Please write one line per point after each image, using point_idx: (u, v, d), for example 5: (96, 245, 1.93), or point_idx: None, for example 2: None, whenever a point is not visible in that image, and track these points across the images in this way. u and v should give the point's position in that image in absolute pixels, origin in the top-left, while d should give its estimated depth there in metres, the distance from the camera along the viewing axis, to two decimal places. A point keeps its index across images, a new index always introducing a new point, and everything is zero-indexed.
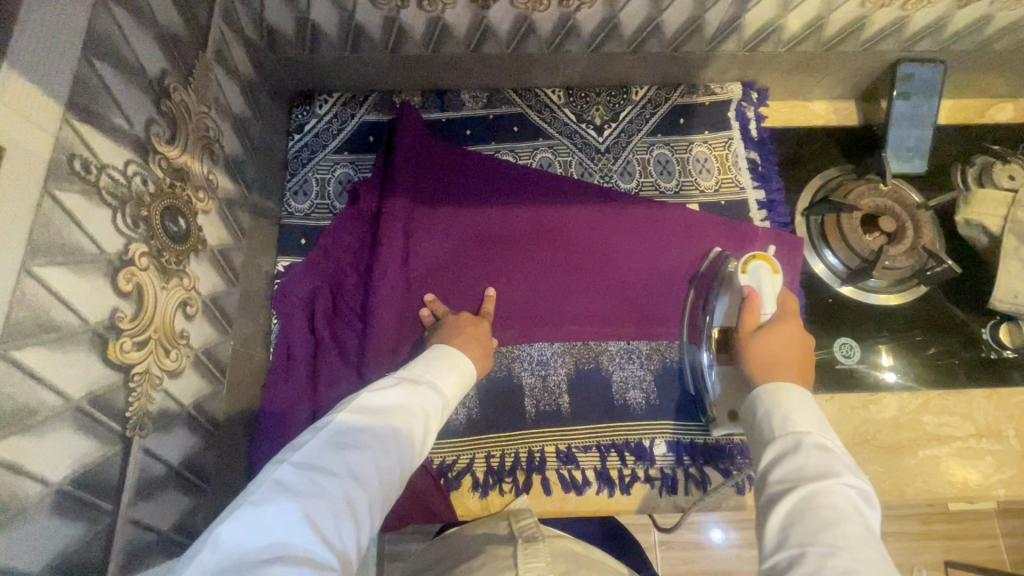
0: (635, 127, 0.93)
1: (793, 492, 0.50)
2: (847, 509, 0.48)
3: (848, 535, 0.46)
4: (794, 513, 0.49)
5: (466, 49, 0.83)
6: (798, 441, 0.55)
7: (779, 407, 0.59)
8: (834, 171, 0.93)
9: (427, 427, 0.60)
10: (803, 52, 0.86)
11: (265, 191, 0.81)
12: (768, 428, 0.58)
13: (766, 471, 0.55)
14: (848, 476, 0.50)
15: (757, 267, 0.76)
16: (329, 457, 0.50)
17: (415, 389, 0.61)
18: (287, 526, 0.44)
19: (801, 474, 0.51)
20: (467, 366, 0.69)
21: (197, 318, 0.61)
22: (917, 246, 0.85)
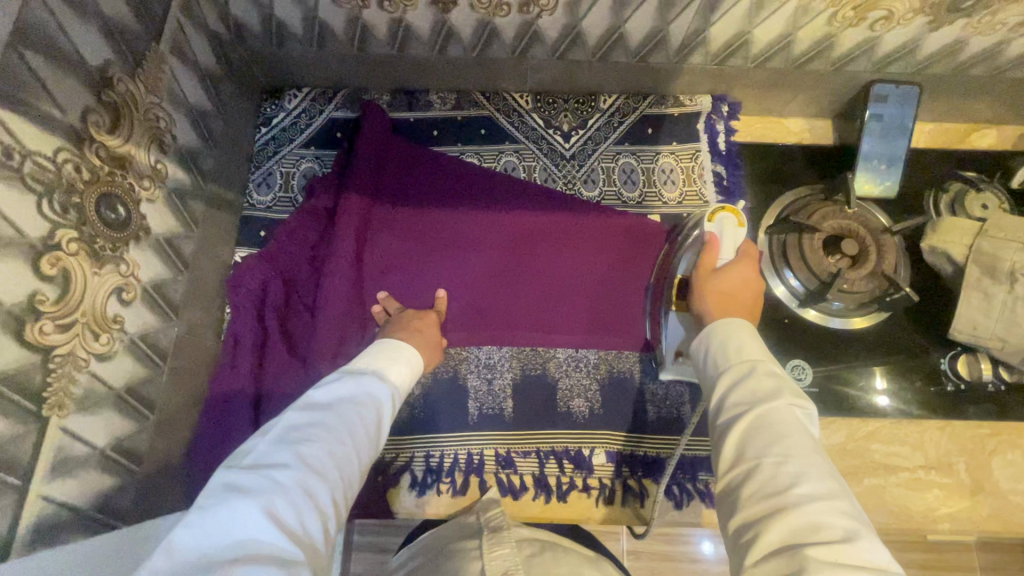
0: (602, 136, 0.93)
1: (746, 416, 0.50)
2: (796, 421, 0.49)
3: (798, 447, 0.47)
4: (747, 436, 0.50)
5: (431, 50, 0.83)
6: (753, 369, 0.54)
7: (733, 339, 0.58)
8: (800, 191, 0.92)
9: (379, 418, 0.61)
10: (772, 68, 0.84)
11: (226, 181, 0.83)
12: (720, 361, 0.57)
13: (720, 398, 0.55)
14: (793, 395, 0.51)
15: (724, 218, 0.74)
16: (280, 454, 0.50)
17: (362, 381, 0.62)
18: (246, 521, 0.43)
19: (753, 400, 0.51)
20: (412, 354, 0.70)
21: (135, 303, 0.63)
22: (878, 271, 0.83)
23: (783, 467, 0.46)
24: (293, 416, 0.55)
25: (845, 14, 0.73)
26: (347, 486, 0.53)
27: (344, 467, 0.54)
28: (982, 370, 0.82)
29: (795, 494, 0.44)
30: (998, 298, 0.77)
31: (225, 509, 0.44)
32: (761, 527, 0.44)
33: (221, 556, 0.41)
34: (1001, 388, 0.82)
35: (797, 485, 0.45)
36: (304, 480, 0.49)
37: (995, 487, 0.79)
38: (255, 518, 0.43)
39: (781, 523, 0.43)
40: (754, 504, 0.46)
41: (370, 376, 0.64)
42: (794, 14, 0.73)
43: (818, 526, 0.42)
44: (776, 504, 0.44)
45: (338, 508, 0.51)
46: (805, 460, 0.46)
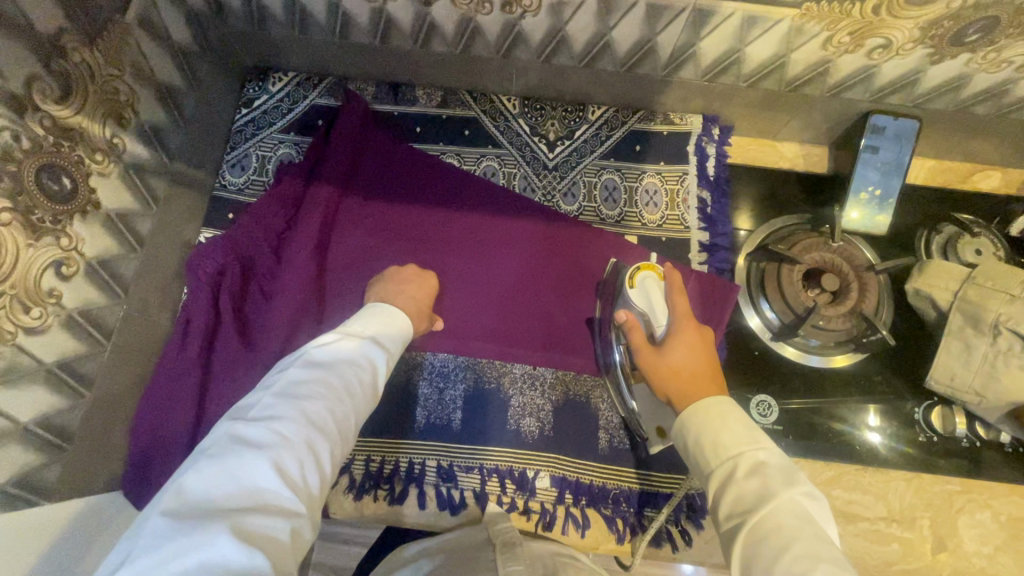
0: (588, 147, 0.90)
1: (744, 534, 0.46)
2: (800, 525, 0.44)
3: (802, 561, 0.41)
4: (751, 557, 0.45)
5: (414, 44, 0.81)
6: (734, 469, 0.50)
7: (707, 434, 0.54)
8: (789, 219, 0.88)
9: (377, 379, 0.60)
10: (765, 90, 0.81)
11: (196, 161, 0.81)
12: (702, 459, 0.53)
13: (717, 511, 0.50)
14: (784, 488, 0.46)
15: (644, 279, 0.72)
16: (282, 408, 0.49)
17: (365, 343, 0.61)
18: (252, 473, 0.44)
19: (744, 508, 0.47)
20: (404, 321, 0.69)
21: (76, 278, 0.61)
22: (857, 310, 0.80)
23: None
24: (296, 370, 0.54)
25: (841, 39, 0.69)
26: (345, 442, 0.53)
27: (345, 423, 0.53)
28: (957, 424, 0.78)
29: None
30: (979, 349, 0.73)
31: (232, 459, 0.44)
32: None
33: (228, 504, 0.42)
34: (976, 444, 0.78)
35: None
36: (308, 437, 0.48)
37: (958, 547, 0.76)
38: (261, 472, 0.44)
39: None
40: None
41: (373, 338, 0.63)
42: (787, 35, 0.70)
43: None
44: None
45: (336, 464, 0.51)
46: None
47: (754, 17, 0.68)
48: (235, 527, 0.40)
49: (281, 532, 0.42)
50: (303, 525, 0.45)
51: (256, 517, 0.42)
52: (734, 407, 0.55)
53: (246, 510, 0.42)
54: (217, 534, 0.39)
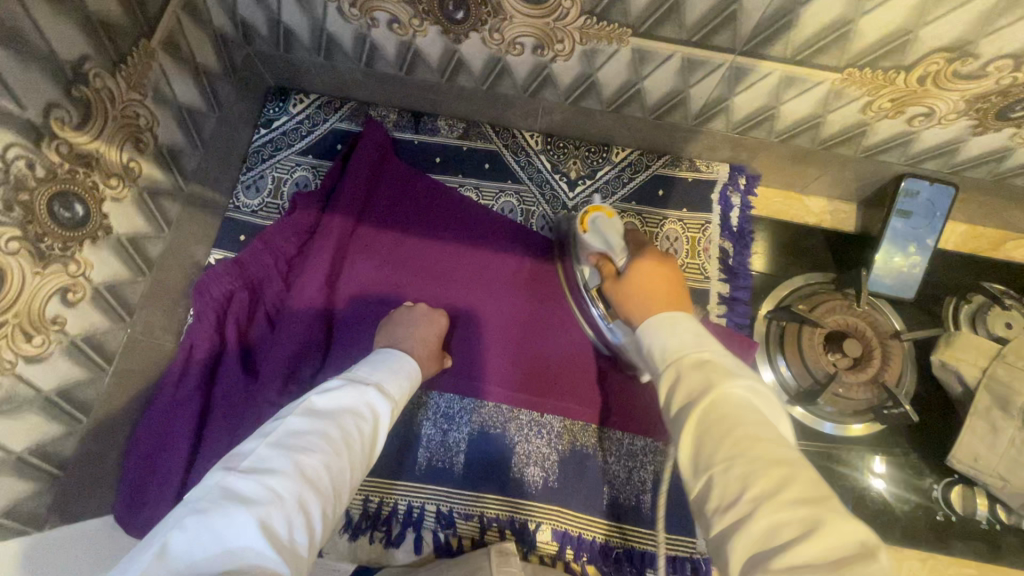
0: (609, 190, 0.88)
1: (691, 422, 0.45)
2: (743, 412, 0.44)
3: (744, 441, 0.41)
4: (697, 442, 0.44)
5: (440, 77, 0.80)
6: (680, 368, 0.49)
7: (657, 341, 0.54)
8: (812, 278, 0.86)
9: (376, 433, 0.58)
10: (796, 146, 0.79)
11: (212, 182, 0.80)
12: (654, 361, 0.53)
13: (666, 403, 0.49)
14: (727, 379, 0.46)
15: (595, 221, 0.70)
16: (277, 460, 0.47)
17: (367, 392, 0.59)
18: (236, 531, 0.41)
19: (691, 396, 0.46)
20: (412, 368, 0.68)
21: (82, 305, 0.60)
22: (878, 379, 0.77)
23: (730, 471, 0.40)
24: (295, 419, 0.52)
25: (882, 105, 0.67)
26: (338, 502, 0.51)
27: (340, 480, 0.51)
28: (978, 505, 0.75)
29: (748, 497, 0.38)
30: (1005, 433, 0.70)
31: (219, 514, 0.41)
32: (727, 553, 0.37)
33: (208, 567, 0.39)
34: (995, 527, 0.76)
35: (747, 490, 0.39)
36: (300, 494, 0.46)
37: None
38: (248, 531, 0.41)
39: (742, 542, 0.36)
40: (717, 521, 0.39)
41: (375, 387, 0.61)
42: (826, 97, 0.68)
43: (777, 530, 0.36)
44: (733, 517, 0.38)
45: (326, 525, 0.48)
46: (759, 454, 0.40)
47: (794, 78, 0.66)
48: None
49: None
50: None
51: None
52: (682, 314, 0.56)
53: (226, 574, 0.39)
54: None
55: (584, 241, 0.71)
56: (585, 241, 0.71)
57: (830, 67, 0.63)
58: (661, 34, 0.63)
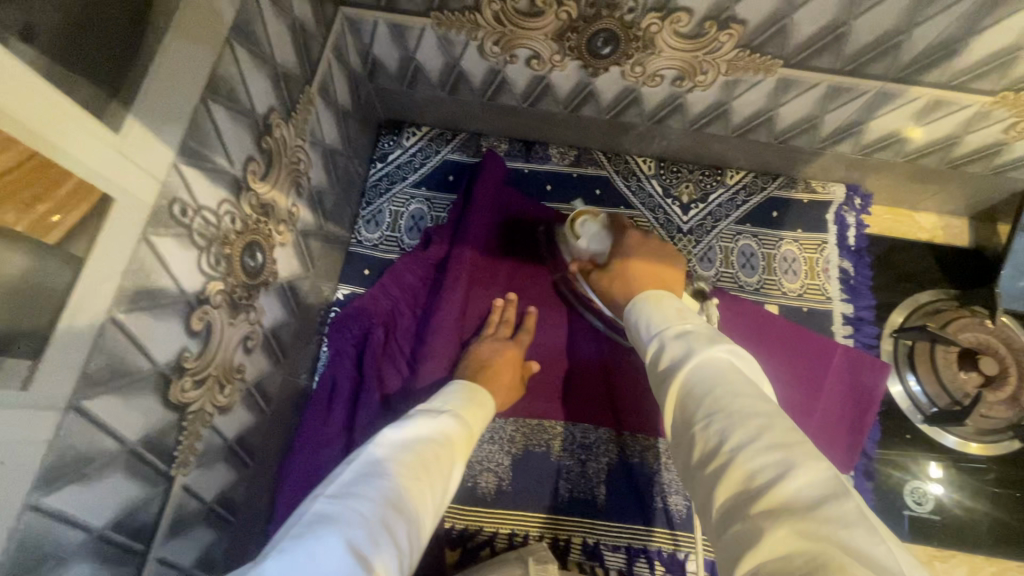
0: (724, 211, 0.89)
1: (674, 384, 0.44)
2: (724, 375, 0.42)
3: (724, 398, 0.40)
4: (681, 403, 0.43)
5: (564, 108, 0.80)
6: (666, 335, 0.50)
7: (638, 321, 0.55)
8: (932, 294, 0.86)
9: (455, 458, 0.54)
10: (922, 165, 0.79)
11: (340, 219, 0.81)
12: (642, 336, 0.53)
13: (654, 369, 0.49)
14: (707, 345, 0.45)
15: (583, 224, 0.73)
16: (360, 488, 0.44)
17: (438, 418, 0.56)
18: (329, 554, 0.37)
19: (674, 364, 0.46)
20: (486, 398, 0.65)
21: (256, 350, 0.61)
22: (1019, 397, 0.76)
23: (710, 425, 0.39)
24: (373, 452, 0.49)
25: None
26: (423, 529, 0.46)
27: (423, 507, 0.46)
28: None
29: (729, 446, 0.37)
30: None
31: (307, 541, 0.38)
32: (711, 496, 0.37)
33: None
34: None
35: (728, 437, 0.37)
36: (384, 516, 0.43)
37: None
38: (339, 553, 0.37)
39: (722, 486, 0.36)
40: (703, 472, 0.38)
41: (446, 413, 0.58)
42: (971, 118, 0.68)
43: (755, 472, 0.35)
44: (716, 463, 0.37)
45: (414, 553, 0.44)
46: (738, 406, 0.39)
47: (942, 101, 0.66)
48: None
49: None
50: None
51: None
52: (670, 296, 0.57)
53: None
54: None
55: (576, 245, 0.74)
56: (575, 245, 0.74)
57: (984, 90, 0.63)
58: (814, 64, 0.63)
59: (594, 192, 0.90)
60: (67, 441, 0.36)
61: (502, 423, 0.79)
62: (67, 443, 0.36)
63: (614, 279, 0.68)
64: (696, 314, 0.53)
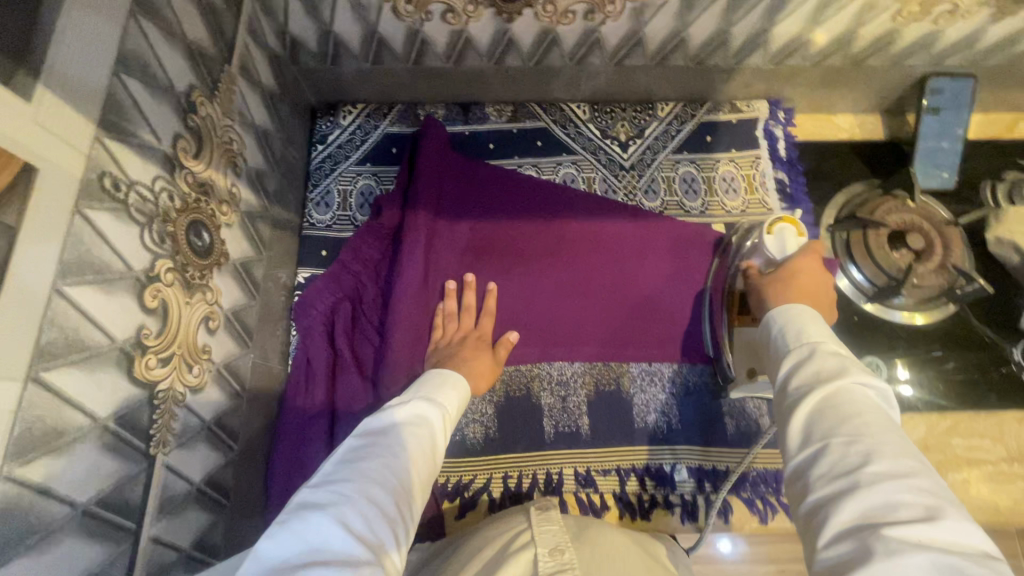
0: (660, 144, 0.92)
1: (816, 393, 0.44)
2: (867, 405, 0.42)
3: (873, 427, 0.41)
4: (814, 413, 0.43)
5: (488, 62, 0.82)
6: (816, 346, 0.48)
7: (794, 324, 0.52)
8: (859, 187, 0.92)
9: (435, 435, 0.57)
10: (828, 66, 0.84)
11: (286, 203, 0.81)
12: (783, 340, 0.51)
13: (785, 376, 0.48)
14: (865, 376, 0.44)
15: (782, 230, 0.72)
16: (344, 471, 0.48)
17: (416, 402, 0.59)
18: (318, 529, 0.42)
19: (818, 377, 0.45)
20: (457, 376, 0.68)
21: (220, 332, 0.61)
22: (947, 265, 0.82)
23: (854, 445, 0.40)
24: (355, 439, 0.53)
25: (910, 10, 0.73)
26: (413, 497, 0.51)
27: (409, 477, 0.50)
28: None
29: (872, 472, 0.38)
30: None
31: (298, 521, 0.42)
32: (830, 511, 0.38)
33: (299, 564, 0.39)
34: None
35: (871, 463, 0.39)
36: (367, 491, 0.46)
37: None
38: (326, 528, 0.41)
39: (851, 505, 0.37)
40: (823, 487, 0.39)
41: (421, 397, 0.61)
42: (860, 11, 0.73)
43: (893, 506, 0.36)
44: (845, 484, 0.38)
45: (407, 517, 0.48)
46: (888, 445, 0.40)
47: None
48: None
49: None
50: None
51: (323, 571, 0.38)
52: (821, 316, 0.54)
53: (314, 565, 0.39)
54: None
55: (761, 241, 0.73)
56: (761, 242, 0.73)
57: None
58: None
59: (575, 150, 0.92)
60: (31, 414, 0.37)
61: None
62: (32, 416, 0.37)
63: (778, 282, 0.65)
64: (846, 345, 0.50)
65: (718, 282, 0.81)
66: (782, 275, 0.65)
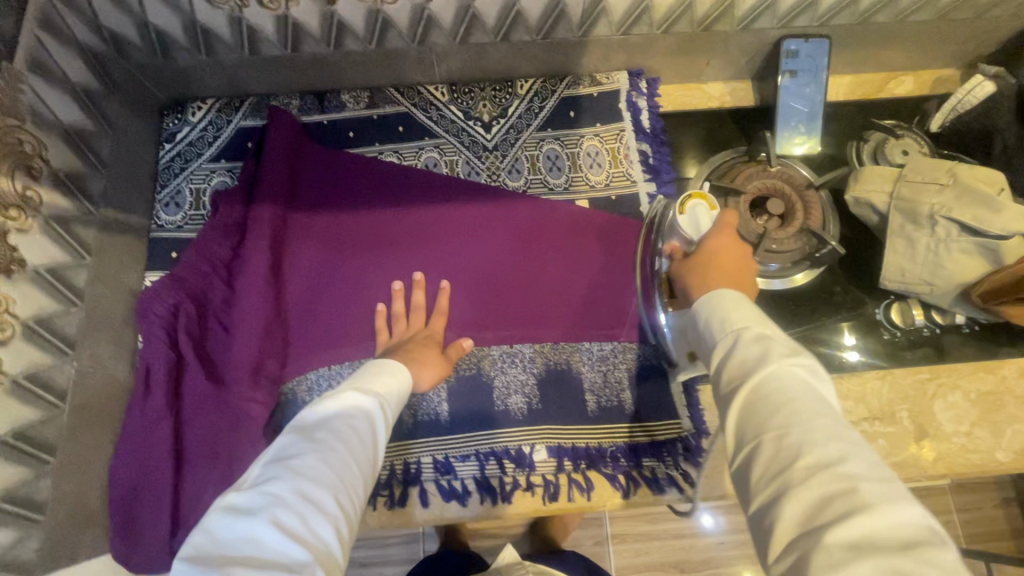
0: (524, 122, 0.90)
1: (741, 394, 0.45)
2: (791, 392, 0.43)
3: (800, 413, 0.42)
4: (744, 413, 0.45)
5: (328, 47, 0.80)
6: (741, 337, 0.50)
7: (715, 313, 0.54)
8: (726, 154, 0.89)
9: (374, 426, 0.57)
10: (678, 34, 0.83)
11: (126, 205, 0.78)
12: (711, 336, 0.53)
13: (717, 380, 0.50)
14: (789, 357, 0.46)
15: (695, 206, 0.75)
16: (272, 471, 0.48)
17: (350, 393, 0.58)
18: (251, 531, 0.42)
19: (743, 370, 0.47)
20: (393, 364, 0.67)
21: (14, 342, 0.59)
22: (806, 227, 0.82)
23: (786, 438, 0.41)
24: (284, 436, 0.52)
25: None
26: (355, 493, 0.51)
27: (348, 473, 0.51)
28: (915, 316, 0.80)
29: (800, 467, 0.39)
30: (921, 242, 0.76)
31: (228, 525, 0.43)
32: (774, 511, 0.38)
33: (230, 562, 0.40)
34: (936, 331, 0.82)
35: (803, 456, 0.40)
36: (300, 488, 0.47)
37: (938, 431, 0.79)
38: (256, 530, 0.42)
39: (791, 504, 0.38)
40: (761, 490, 0.40)
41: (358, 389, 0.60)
42: None
43: (830, 499, 0.37)
44: (779, 482, 0.39)
45: (347, 511, 0.49)
46: (818, 432, 0.41)
47: None
48: None
49: None
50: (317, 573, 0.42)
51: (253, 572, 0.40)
52: (747, 298, 0.55)
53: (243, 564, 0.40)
54: None
55: (677, 221, 0.76)
56: (676, 220, 0.77)
57: None
58: None
59: (441, 144, 0.89)
60: None
61: (339, 369, 0.79)
62: None
63: (691, 271, 0.66)
64: (771, 321, 0.52)
65: (648, 272, 0.79)
66: (697, 256, 0.68)
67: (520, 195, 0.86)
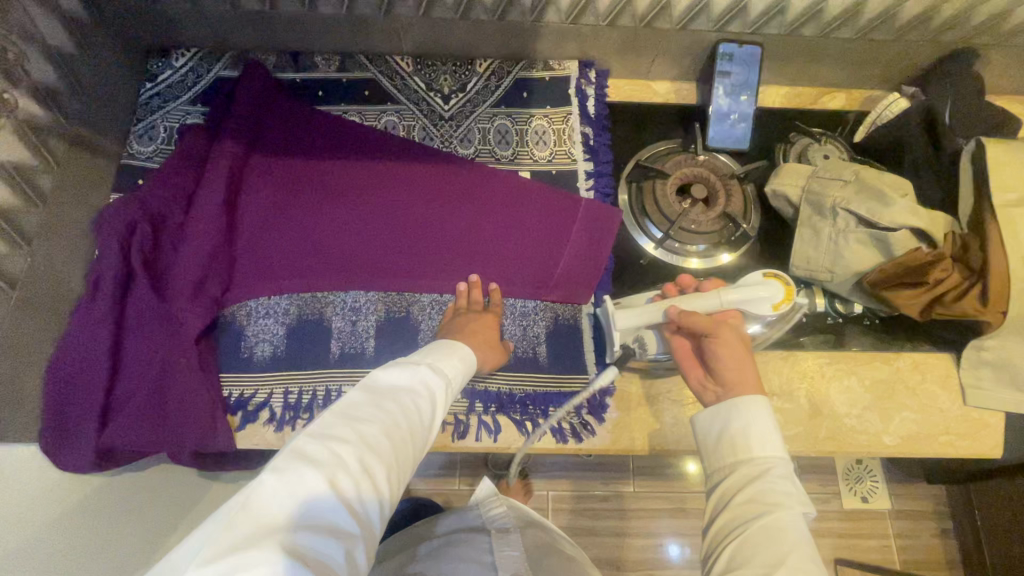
0: (480, 98, 0.97)
1: (759, 524, 0.53)
2: (797, 540, 0.52)
3: (803, 565, 0.50)
4: (752, 540, 0.53)
5: (302, 8, 0.88)
6: (762, 469, 0.58)
7: (747, 424, 0.60)
8: (661, 144, 0.97)
9: (434, 409, 0.61)
10: (622, 27, 0.91)
11: (99, 129, 0.86)
12: (738, 449, 0.60)
13: (731, 496, 0.57)
14: (802, 506, 0.55)
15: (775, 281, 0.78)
16: (340, 427, 0.53)
17: (422, 370, 0.63)
18: (312, 486, 0.48)
19: (763, 503, 0.55)
20: (467, 353, 0.71)
21: None
22: (724, 212, 0.91)
23: None
24: (356, 394, 0.57)
25: None
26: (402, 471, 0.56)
27: (404, 450, 0.56)
28: (817, 303, 0.86)
29: None
30: (824, 231, 0.83)
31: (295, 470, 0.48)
32: None
33: (290, 516, 0.46)
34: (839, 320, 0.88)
35: None
36: (361, 457, 0.52)
37: (832, 411, 0.84)
38: (319, 489, 0.48)
39: None
40: None
41: (427, 367, 0.64)
42: None
43: None
44: None
45: (393, 489, 0.54)
46: None
47: None
48: (290, 541, 0.44)
49: (332, 550, 0.46)
50: (354, 546, 0.48)
51: (307, 533, 0.45)
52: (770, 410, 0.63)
53: (299, 522, 0.46)
54: (273, 545, 0.43)
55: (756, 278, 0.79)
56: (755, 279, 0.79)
57: None
58: None
59: (401, 110, 0.96)
60: None
61: (278, 301, 0.85)
62: None
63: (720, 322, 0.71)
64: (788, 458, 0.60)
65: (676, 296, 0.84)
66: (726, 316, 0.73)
67: (467, 161, 0.93)
